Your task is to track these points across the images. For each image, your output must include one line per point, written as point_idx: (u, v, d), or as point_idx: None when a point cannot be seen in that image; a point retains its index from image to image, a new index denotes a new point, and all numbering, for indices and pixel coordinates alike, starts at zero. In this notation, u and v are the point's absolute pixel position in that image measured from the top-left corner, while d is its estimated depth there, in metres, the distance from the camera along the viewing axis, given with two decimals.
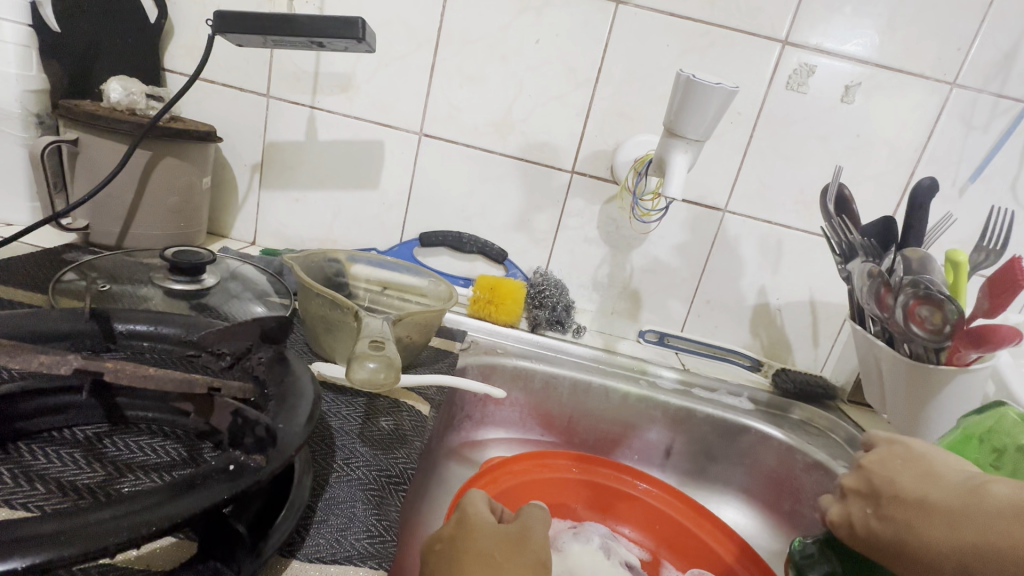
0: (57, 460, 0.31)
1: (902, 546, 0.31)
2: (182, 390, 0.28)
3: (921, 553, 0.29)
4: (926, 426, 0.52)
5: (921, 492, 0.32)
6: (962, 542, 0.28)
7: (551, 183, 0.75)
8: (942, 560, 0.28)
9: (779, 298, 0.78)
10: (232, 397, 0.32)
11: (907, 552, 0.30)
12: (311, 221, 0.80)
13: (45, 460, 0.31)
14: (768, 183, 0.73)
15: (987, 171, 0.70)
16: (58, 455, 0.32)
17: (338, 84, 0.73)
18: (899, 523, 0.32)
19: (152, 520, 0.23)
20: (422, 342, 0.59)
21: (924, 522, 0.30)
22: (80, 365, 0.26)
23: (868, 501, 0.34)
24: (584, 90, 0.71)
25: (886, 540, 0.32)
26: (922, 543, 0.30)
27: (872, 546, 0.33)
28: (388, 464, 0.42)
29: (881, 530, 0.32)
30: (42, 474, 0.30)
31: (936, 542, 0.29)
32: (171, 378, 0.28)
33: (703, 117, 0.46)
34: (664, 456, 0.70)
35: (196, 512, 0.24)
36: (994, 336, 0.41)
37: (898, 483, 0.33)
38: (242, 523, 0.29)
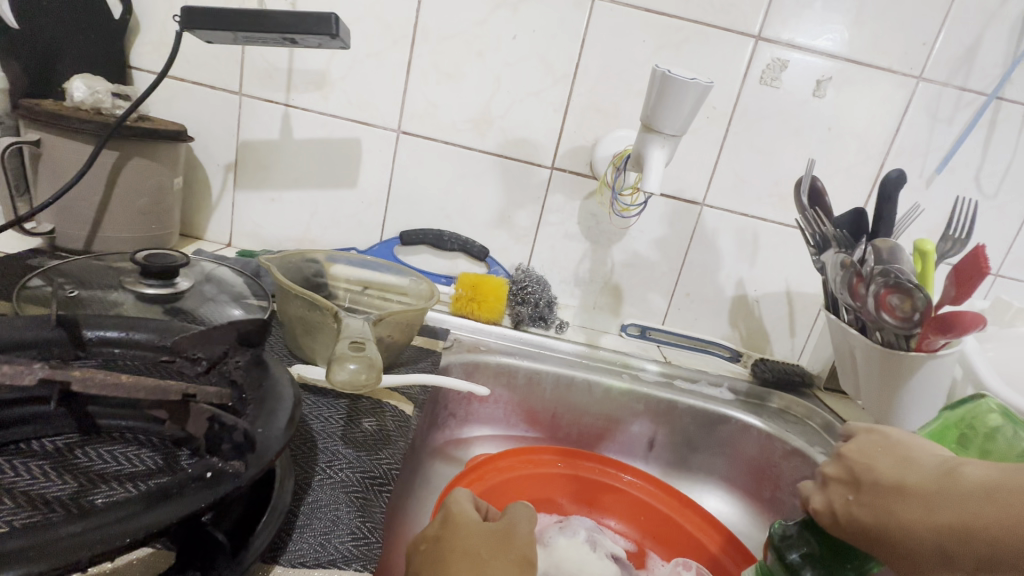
0: (27, 474, 0.30)
1: (881, 530, 0.31)
2: (154, 398, 0.28)
3: (899, 537, 0.30)
4: (899, 411, 0.54)
5: (899, 477, 0.32)
6: (938, 525, 0.28)
7: (531, 179, 0.75)
8: (920, 543, 0.29)
9: (757, 289, 0.79)
10: (207, 403, 0.31)
11: (886, 537, 0.31)
12: (288, 221, 0.78)
13: (15, 474, 0.30)
14: (744, 177, 0.74)
15: (952, 162, 0.72)
16: (27, 468, 0.30)
17: (313, 81, 0.72)
18: (878, 509, 0.32)
19: (126, 532, 0.22)
20: (405, 341, 0.59)
21: (903, 506, 0.31)
22: (46, 374, 0.26)
23: (848, 488, 0.35)
24: (562, 85, 0.71)
25: (864, 525, 0.32)
26: (900, 528, 0.30)
27: (851, 531, 0.33)
28: (372, 466, 0.41)
29: (860, 516, 0.33)
30: (11, 488, 0.29)
31: (913, 525, 0.29)
32: (144, 386, 0.27)
33: (679, 112, 0.46)
34: (648, 447, 0.71)
35: (173, 522, 0.24)
36: (960, 323, 0.43)
37: (877, 469, 0.34)
38: (222, 531, 0.28)
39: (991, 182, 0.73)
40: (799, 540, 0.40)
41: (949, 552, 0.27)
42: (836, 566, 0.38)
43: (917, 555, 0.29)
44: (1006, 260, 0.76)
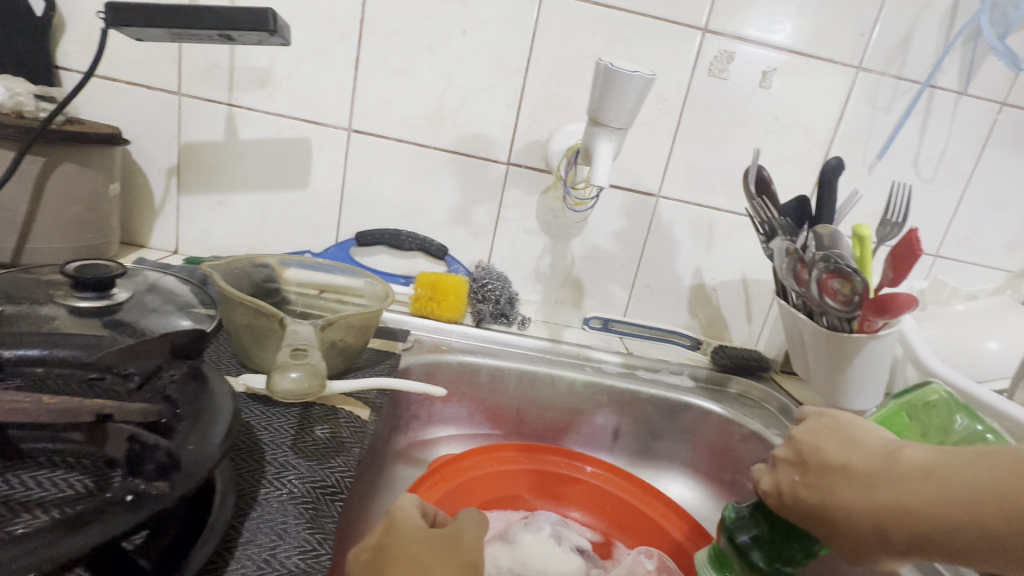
0: None
1: (824, 510, 0.31)
2: (64, 420, 0.28)
3: (842, 519, 0.30)
4: (846, 391, 0.55)
5: (843, 457, 0.32)
6: (877, 505, 0.29)
7: (487, 175, 0.75)
8: (860, 523, 0.29)
9: (714, 278, 0.81)
10: (127, 422, 0.30)
11: (828, 518, 0.31)
12: (238, 225, 0.75)
13: None
14: (697, 168, 0.75)
15: (892, 149, 0.75)
16: None
17: (257, 79, 0.70)
18: (821, 489, 0.32)
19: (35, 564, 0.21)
20: (361, 344, 0.58)
21: (846, 488, 0.31)
22: None
23: (796, 468, 0.34)
24: (514, 80, 0.71)
25: (807, 505, 0.33)
26: (843, 509, 0.30)
27: (793, 511, 0.34)
28: (324, 475, 0.40)
29: (805, 496, 0.33)
30: None
31: (855, 506, 0.30)
32: (48, 409, 0.28)
33: (624, 105, 0.46)
34: (612, 438, 0.72)
35: (90, 549, 0.22)
36: (895, 304, 0.45)
37: (824, 449, 0.33)
38: (152, 556, 0.27)
39: (928, 167, 0.76)
40: (750, 522, 0.41)
41: (888, 531, 0.28)
42: (783, 547, 0.39)
43: (858, 535, 0.29)
44: (944, 242, 0.79)
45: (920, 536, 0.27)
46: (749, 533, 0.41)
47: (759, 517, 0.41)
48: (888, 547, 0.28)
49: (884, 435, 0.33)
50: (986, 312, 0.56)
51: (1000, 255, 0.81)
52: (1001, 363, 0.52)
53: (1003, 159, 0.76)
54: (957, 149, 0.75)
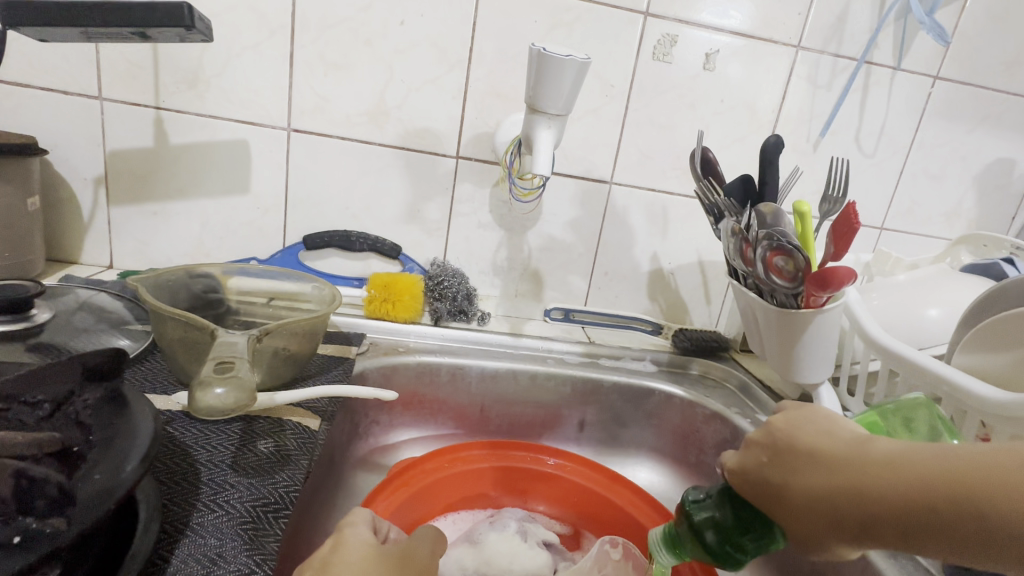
0: None
1: (783, 493, 0.30)
2: None
3: (801, 501, 0.29)
4: (799, 365, 0.56)
5: (809, 438, 0.31)
6: (837, 487, 0.28)
7: (437, 170, 0.73)
8: (817, 507, 0.28)
9: (671, 262, 0.81)
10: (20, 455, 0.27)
11: (788, 500, 0.30)
12: (176, 235, 0.72)
13: None
14: (648, 153, 0.75)
15: (834, 126, 0.76)
16: None
17: (185, 80, 0.66)
18: (783, 471, 0.31)
19: None
20: (309, 352, 0.55)
21: (811, 472, 0.29)
22: None
23: (764, 451, 0.32)
24: (457, 71, 0.69)
25: (765, 487, 0.31)
26: (805, 491, 0.29)
27: (751, 492, 0.32)
28: (266, 491, 0.38)
29: (765, 478, 0.31)
30: None
31: (817, 490, 0.29)
32: None
33: (560, 91, 0.45)
34: (579, 429, 0.71)
35: None
36: (836, 278, 0.45)
37: (791, 430, 0.32)
38: None
39: (869, 141, 0.78)
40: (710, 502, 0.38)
41: (845, 515, 0.27)
42: (737, 535, 0.36)
43: (815, 520, 0.29)
44: (888, 214, 0.82)
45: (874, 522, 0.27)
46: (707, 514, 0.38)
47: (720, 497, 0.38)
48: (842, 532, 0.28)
49: (850, 422, 0.32)
50: (927, 280, 0.57)
51: (940, 224, 0.83)
52: (943, 328, 0.53)
53: (938, 131, 0.79)
54: (895, 123, 0.77)
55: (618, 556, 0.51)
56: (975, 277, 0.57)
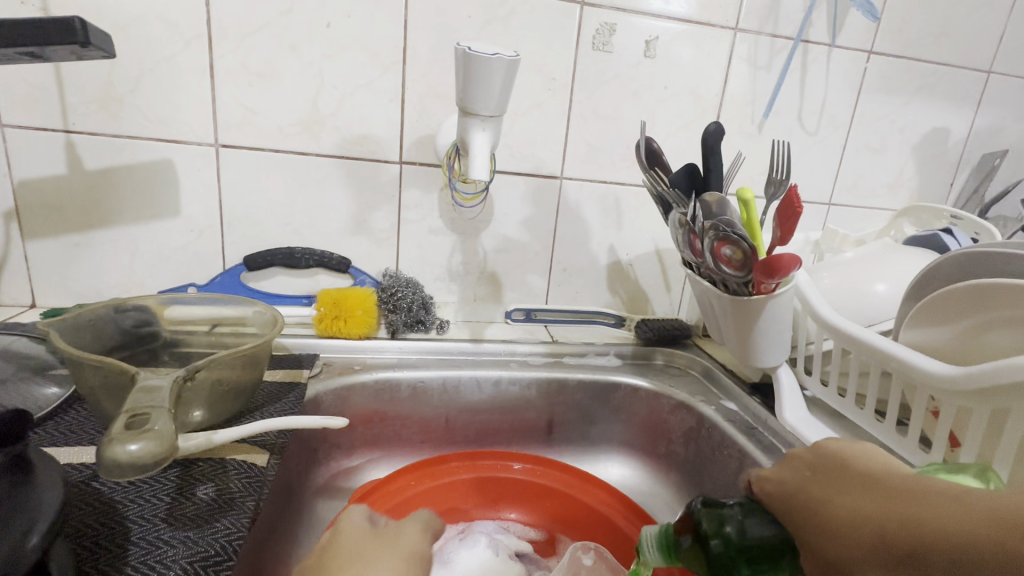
0: None
1: (819, 508, 0.26)
2: None
3: (833, 515, 0.25)
4: (757, 350, 0.56)
5: (870, 467, 0.27)
6: (875, 501, 0.24)
7: (381, 178, 0.70)
8: (855, 522, 0.24)
9: (629, 253, 0.80)
10: None
11: (820, 516, 0.26)
12: (103, 265, 0.67)
13: None
14: (596, 145, 0.74)
15: (776, 106, 0.77)
16: None
17: (95, 99, 0.61)
18: (828, 489, 0.27)
19: None
20: (255, 381, 0.52)
21: (853, 491, 0.26)
22: None
23: (814, 468, 0.29)
24: (392, 73, 0.66)
25: (803, 501, 0.28)
26: (840, 502, 0.26)
27: (781, 503, 0.29)
28: (205, 544, 0.36)
29: (802, 492, 0.28)
30: None
31: (856, 508, 0.25)
32: None
33: (491, 91, 0.43)
34: (548, 430, 0.70)
35: None
36: (781, 265, 0.45)
37: (851, 459, 0.28)
38: None
39: (812, 120, 0.79)
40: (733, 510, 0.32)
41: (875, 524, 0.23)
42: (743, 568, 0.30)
43: (841, 534, 0.24)
44: (834, 190, 0.83)
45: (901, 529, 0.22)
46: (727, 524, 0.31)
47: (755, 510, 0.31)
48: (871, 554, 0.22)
49: None
50: (873, 256, 0.58)
51: (884, 195, 0.85)
52: (890, 303, 0.54)
53: (876, 105, 0.80)
54: (835, 99, 0.78)
55: (590, 559, 0.51)
56: (918, 249, 0.58)
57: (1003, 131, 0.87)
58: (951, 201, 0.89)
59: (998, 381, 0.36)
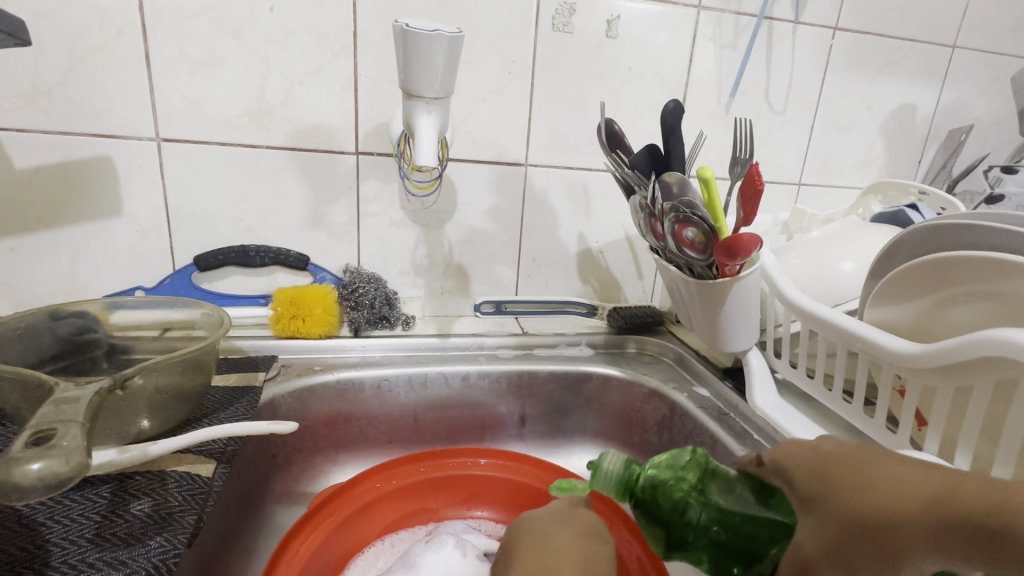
0: None
1: (853, 485, 0.26)
2: None
3: (861, 490, 0.26)
4: (726, 335, 0.55)
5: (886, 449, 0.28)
6: (902, 474, 0.25)
7: (337, 169, 0.67)
8: (907, 491, 0.24)
9: (598, 240, 0.79)
10: None
11: (841, 491, 0.27)
12: (42, 270, 0.63)
13: None
14: (560, 130, 0.72)
15: (742, 86, 0.75)
16: None
17: (21, 92, 0.57)
18: (857, 464, 0.27)
19: None
20: (202, 387, 0.49)
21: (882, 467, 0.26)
22: None
23: (833, 448, 0.29)
24: (343, 59, 0.63)
25: (825, 478, 0.28)
26: (864, 475, 0.26)
27: (805, 481, 0.29)
28: (136, 565, 0.33)
29: (820, 466, 0.29)
30: None
31: (905, 478, 0.24)
32: None
33: (434, 71, 0.41)
34: (520, 424, 0.68)
35: None
36: (742, 246, 0.44)
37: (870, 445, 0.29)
38: None
39: (779, 99, 0.77)
40: (730, 484, 0.35)
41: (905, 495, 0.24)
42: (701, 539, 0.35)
43: (877, 503, 0.25)
44: (804, 170, 0.82)
45: (933, 502, 0.23)
46: (725, 495, 0.35)
47: (746, 483, 0.35)
48: (908, 519, 0.23)
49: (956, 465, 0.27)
50: (841, 234, 0.57)
51: (854, 174, 0.85)
52: (857, 282, 0.53)
53: (843, 83, 0.79)
54: (802, 77, 0.77)
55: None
56: (883, 225, 0.58)
57: (969, 106, 0.87)
58: (919, 178, 0.89)
59: (961, 358, 0.35)
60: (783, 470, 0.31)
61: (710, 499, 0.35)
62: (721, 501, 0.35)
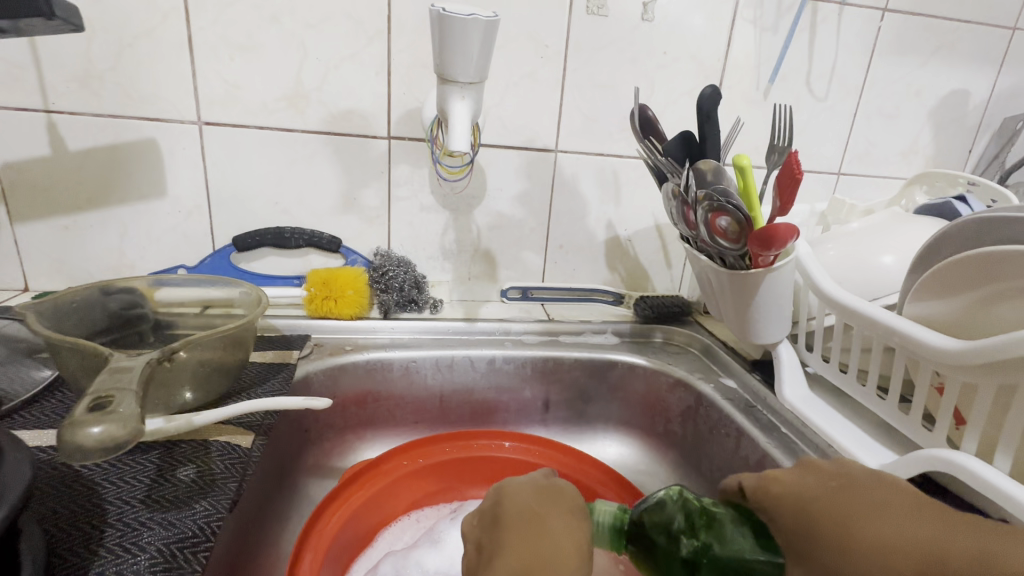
0: None
1: (835, 542, 0.26)
2: None
3: (840, 550, 0.26)
4: (756, 327, 0.54)
5: (854, 482, 0.29)
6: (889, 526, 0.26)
7: (370, 153, 0.68)
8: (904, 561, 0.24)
9: (627, 228, 0.78)
10: None
11: (825, 537, 0.27)
12: (92, 247, 0.66)
13: None
14: (592, 115, 0.71)
15: (783, 70, 0.73)
16: None
17: (74, 77, 0.60)
18: (846, 513, 0.27)
19: None
20: (242, 362, 0.52)
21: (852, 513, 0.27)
22: None
23: (820, 486, 0.29)
24: (378, 43, 0.64)
25: (804, 522, 0.28)
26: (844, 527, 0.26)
27: (787, 519, 0.29)
28: (184, 526, 0.35)
29: (802, 500, 0.29)
30: None
31: (891, 538, 0.25)
32: None
33: (469, 56, 0.41)
34: (544, 409, 0.69)
35: None
36: (778, 236, 0.43)
37: (837, 479, 0.29)
38: None
39: (821, 85, 0.75)
40: (722, 524, 0.33)
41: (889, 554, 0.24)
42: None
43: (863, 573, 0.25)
44: (844, 158, 0.79)
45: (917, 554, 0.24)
46: (719, 537, 0.32)
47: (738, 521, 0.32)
48: None
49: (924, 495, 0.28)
50: (881, 226, 0.55)
51: (898, 164, 0.82)
52: (897, 276, 0.51)
53: (890, 67, 0.76)
54: (846, 62, 0.74)
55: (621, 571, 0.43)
56: (928, 217, 0.55)
57: None
58: (967, 169, 0.85)
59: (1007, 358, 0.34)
60: (763, 508, 0.31)
61: (704, 542, 0.32)
62: (716, 546, 0.32)
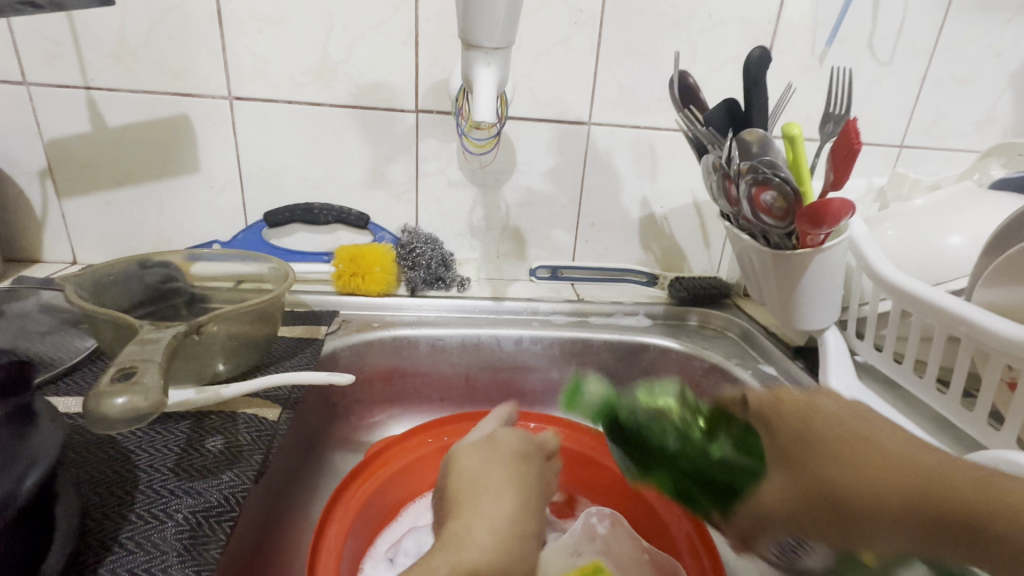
0: None
1: (828, 457, 0.26)
2: None
3: (828, 463, 0.26)
4: (801, 312, 0.51)
5: (867, 415, 0.29)
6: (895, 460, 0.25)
7: (397, 127, 0.67)
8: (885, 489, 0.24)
9: (663, 206, 0.74)
10: None
11: (811, 452, 0.27)
12: (133, 222, 0.68)
13: None
14: (628, 85, 0.67)
15: (841, 31, 0.66)
16: None
17: (110, 53, 0.61)
18: (846, 434, 0.27)
19: None
20: (269, 335, 0.52)
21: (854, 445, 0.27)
22: None
23: (834, 411, 0.29)
24: (404, 12, 0.62)
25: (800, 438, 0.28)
26: (851, 446, 0.26)
27: (783, 431, 0.29)
28: (209, 496, 0.36)
29: (806, 423, 0.29)
30: None
31: (882, 465, 0.24)
32: None
33: (494, 19, 0.39)
34: (572, 391, 0.68)
35: None
36: (830, 212, 0.39)
37: (845, 409, 0.29)
38: None
39: (885, 47, 0.68)
40: (721, 434, 0.33)
41: (893, 484, 0.24)
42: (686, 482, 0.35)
43: (845, 485, 0.25)
44: (908, 129, 0.72)
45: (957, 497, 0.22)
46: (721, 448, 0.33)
47: (740, 430, 0.32)
48: (876, 501, 0.24)
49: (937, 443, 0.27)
50: (949, 203, 0.50)
51: (970, 135, 0.74)
52: (965, 258, 0.46)
53: (967, 26, 0.68)
54: (916, 20, 0.67)
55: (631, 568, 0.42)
56: (1005, 193, 0.50)
57: None
58: None
59: None
60: (761, 419, 0.31)
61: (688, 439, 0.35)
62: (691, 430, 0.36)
